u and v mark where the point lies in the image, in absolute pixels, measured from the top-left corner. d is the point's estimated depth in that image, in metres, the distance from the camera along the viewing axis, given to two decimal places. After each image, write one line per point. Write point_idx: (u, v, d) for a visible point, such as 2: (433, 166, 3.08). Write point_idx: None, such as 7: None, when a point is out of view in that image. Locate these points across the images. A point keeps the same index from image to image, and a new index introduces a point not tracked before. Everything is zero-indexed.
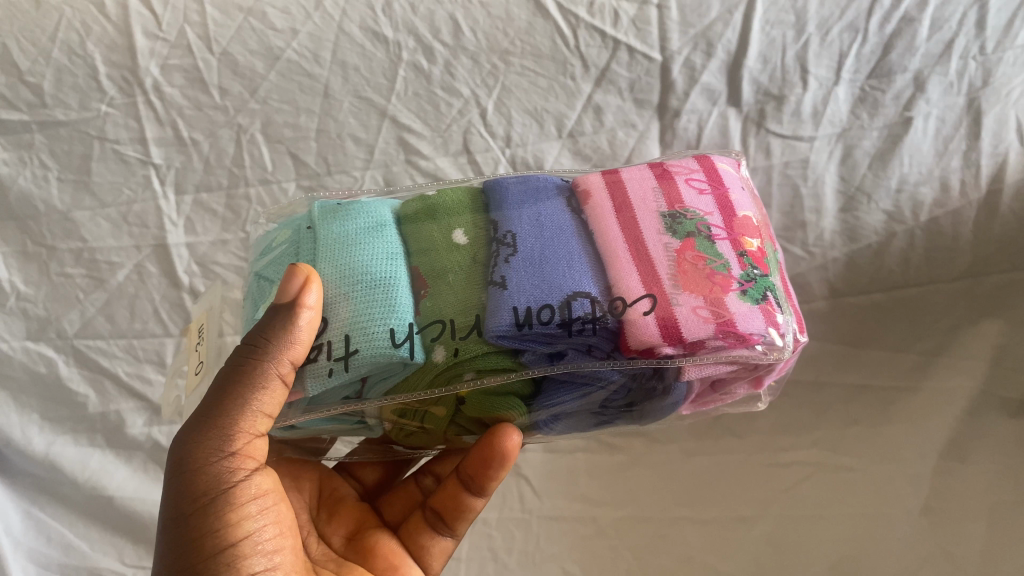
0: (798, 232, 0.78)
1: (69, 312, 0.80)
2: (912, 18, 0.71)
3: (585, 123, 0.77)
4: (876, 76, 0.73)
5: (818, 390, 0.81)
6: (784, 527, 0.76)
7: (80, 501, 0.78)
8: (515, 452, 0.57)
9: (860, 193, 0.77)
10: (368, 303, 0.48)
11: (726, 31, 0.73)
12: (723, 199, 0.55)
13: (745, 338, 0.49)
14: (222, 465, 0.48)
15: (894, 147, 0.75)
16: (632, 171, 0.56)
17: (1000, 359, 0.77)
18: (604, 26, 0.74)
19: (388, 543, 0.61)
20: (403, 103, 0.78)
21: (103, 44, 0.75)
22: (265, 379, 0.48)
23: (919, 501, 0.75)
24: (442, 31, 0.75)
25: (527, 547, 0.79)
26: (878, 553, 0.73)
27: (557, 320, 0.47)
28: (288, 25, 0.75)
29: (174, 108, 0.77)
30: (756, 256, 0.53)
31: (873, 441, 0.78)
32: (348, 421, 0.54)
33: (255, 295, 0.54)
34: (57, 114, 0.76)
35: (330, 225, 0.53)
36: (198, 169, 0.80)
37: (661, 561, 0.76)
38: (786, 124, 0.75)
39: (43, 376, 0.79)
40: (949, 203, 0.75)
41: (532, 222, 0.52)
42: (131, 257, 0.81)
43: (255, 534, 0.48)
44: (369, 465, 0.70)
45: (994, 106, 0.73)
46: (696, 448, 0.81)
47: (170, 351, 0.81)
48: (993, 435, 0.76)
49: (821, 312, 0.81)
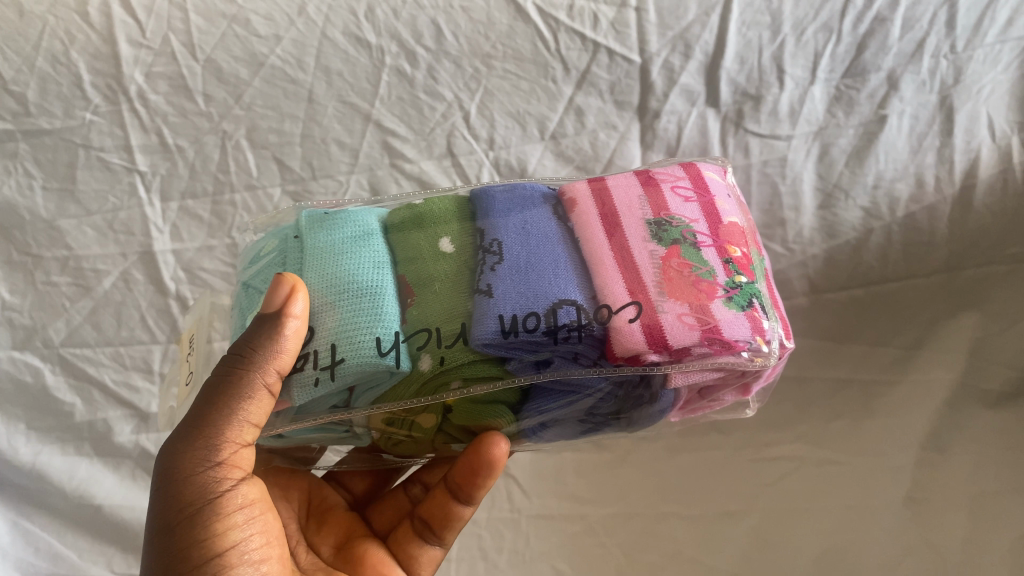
0: (778, 229, 0.80)
1: (55, 321, 0.80)
2: (884, 18, 0.73)
3: (566, 125, 0.78)
4: (850, 75, 0.75)
5: (801, 386, 0.82)
6: (770, 521, 0.77)
7: (67, 511, 0.78)
8: (502, 459, 0.57)
9: (837, 190, 0.78)
10: (354, 312, 0.49)
11: (703, 33, 0.74)
12: (709, 206, 0.56)
13: (731, 345, 0.50)
14: (207, 476, 0.48)
15: (870, 144, 0.76)
16: (619, 178, 0.57)
17: (977, 351, 0.78)
18: (584, 29, 0.75)
19: (377, 553, 0.61)
20: (387, 107, 0.78)
21: (88, 53, 0.75)
22: (251, 389, 0.48)
23: (902, 492, 0.76)
24: (424, 35, 0.76)
25: (516, 547, 0.79)
26: (862, 544, 0.74)
27: (543, 328, 0.48)
28: (271, 32, 0.76)
29: (158, 115, 0.78)
30: (742, 262, 0.53)
31: (855, 435, 0.79)
32: (336, 430, 0.55)
33: (243, 304, 0.54)
34: (42, 123, 0.76)
35: (318, 235, 0.53)
36: (183, 176, 0.80)
37: (650, 557, 0.77)
38: (764, 123, 0.77)
39: (30, 385, 0.79)
40: (925, 198, 0.77)
41: (518, 230, 0.53)
42: (117, 264, 0.81)
43: (241, 544, 0.48)
44: (358, 475, 0.70)
45: (965, 104, 0.74)
46: (682, 445, 0.81)
47: (157, 358, 0.81)
48: (974, 427, 0.77)
49: (802, 308, 0.82)
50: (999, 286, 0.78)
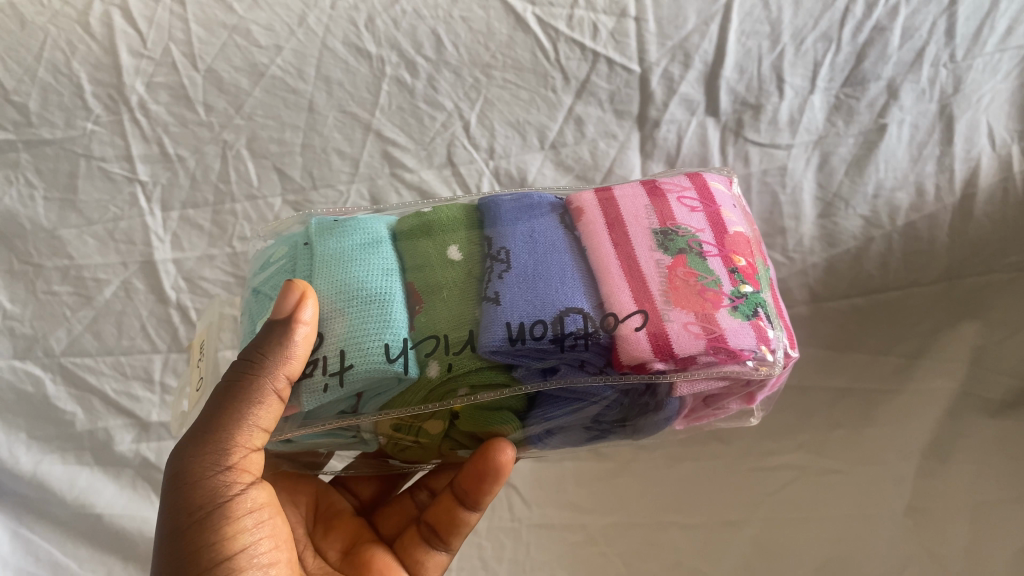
0: (778, 238, 0.80)
1: (56, 330, 0.80)
2: (883, 27, 0.73)
3: (566, 134, 0.78)
4: (850, 85, 0.75)
5: (802, 395, 0.82)
6: (772, 529, 0.77)
7: (67, 520, 0.78)
8: (508, 465, 0.57)
9: (838, 199, 0.78)
10: (363, 318, 0.49)
11: (703, 43, 0.74)
12: (715, 216, 0.56)
13: (736, 354, 0.49)
14: (217, 480, 0.48)
15: (870, 153, 0.76)
16: (625, 188, 0.57)
17: (978, 359, 0.78)
18: (584, 38, 0.75)
19: (384, 558, 0.61)
20: (387, 117, 0.78)
21: (89, 63, 0.75)
22: (260, 394, 0.48)
23: (904, 502, 0.76)
24: (425, 45, 0.76)
25: (517, 556, 0.79)
26: (865, 554, 0.74)
27: (550, 335, 0.48)
28: (272, 42, 0.76)
29: (160, 125, 0.78)
30: (747, 272, 0.53)
31: (857, 443, 0.80)
32: (343, 436, 0.54)
33: (253, 310, 0.55)
34: (43, 132, 0.76)
35: (327, 242, 0.53)
36: (184, 186, 0.80)
37: (652, 565, 0.77)
38: (763, 132, 0.77)
39: (31, 395, 0.79)
40: (925, 207, 0.77)
41: (526, 238, 0.53)
42: (118, 274, 0.81)
43: (250, 547, 0.48)
44: (365, 480, 0.70)
45: (965, 112, 0.74)
46: (683, 454, 0.81)
47: (158, 368, 0.82)
48: (976, 436, 0.77)
49: (802, 316, 0.82)
50: (1000, 295, 0.78)
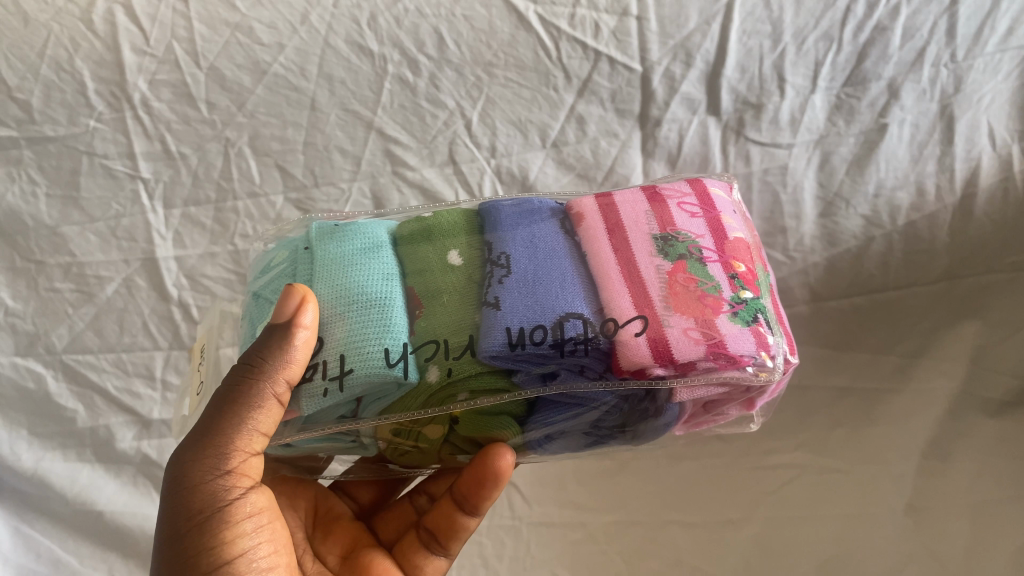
0: (778, 237, 0.80)
1: (57, 327, 0.80)
2: (884, 27, 0.73)
3: (568, 133, 0.79)
4: (851, 84, 0.75)
5: (802, 394, 0.82)
6: (771, 528, 0.77)
7: (67, 518, 0.78)
8: (507, 471, 0.57)
9: (839, 198, 0.78)
10: (363, 323, 0.49)
11: (704, 42, 0.74)
12: (715, 222, 0.56)
13: (735, 360, 0.50)
14: (217, 484, 0.48)
15: (871, 152, 0.76)
16: (625, 193, 0.58)
17: (978, 359, 0.78)
18: (585, 37, 0.75)
19: (382, 563, 0.61)
20: (389, 115, 0.79)
21: (91, 61, 0.75)
22: (260, 398, 0.48)
23: (903, 500, 0.76)
24: (427, 44, 0.76)
25: (517, 553, 0.79)
26: (864, 554, 0.74)
27: (550, 340, 0.48)
28: (274, 40, 0.76)
29: (162, 122, 0.78)
30: (746, 277, 0.53)
31: (856, 443, 0.80)
32: (343, 441, 0.55)
33: (253, 314, 0.55)
34: (46, 130, 0.77)
35: (328, 246, 0.53)
36: (185, 183, 0.80)
37: (651, 564, 0.77)
38: (764, 132, 0.77)
39: (32, 392, 0.79)
40: (926, 206, 0.77)
41: (526, 243, 0.53)
42: (120, 271, 0.81)
43: (249, 551, 0.48)
44: (365, 484, 0.70)
45: (966, 112, 0.74)
46: (684, 453, 0.81)
47: (159, 365, 0.82)
48: (976, 435, 0.77)
49: (802, 316, 0.82)
50: (1001, 294, 0.78)
